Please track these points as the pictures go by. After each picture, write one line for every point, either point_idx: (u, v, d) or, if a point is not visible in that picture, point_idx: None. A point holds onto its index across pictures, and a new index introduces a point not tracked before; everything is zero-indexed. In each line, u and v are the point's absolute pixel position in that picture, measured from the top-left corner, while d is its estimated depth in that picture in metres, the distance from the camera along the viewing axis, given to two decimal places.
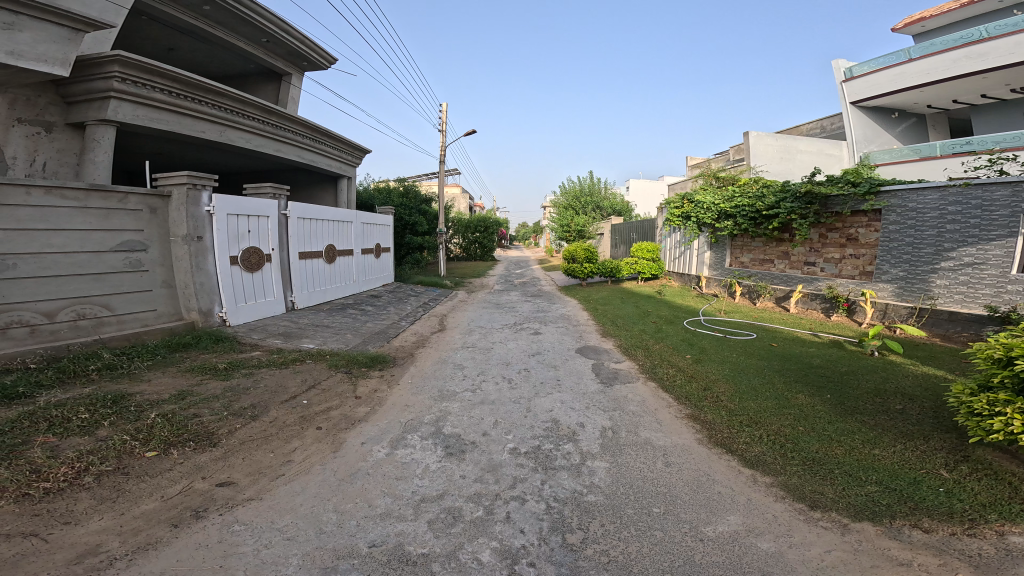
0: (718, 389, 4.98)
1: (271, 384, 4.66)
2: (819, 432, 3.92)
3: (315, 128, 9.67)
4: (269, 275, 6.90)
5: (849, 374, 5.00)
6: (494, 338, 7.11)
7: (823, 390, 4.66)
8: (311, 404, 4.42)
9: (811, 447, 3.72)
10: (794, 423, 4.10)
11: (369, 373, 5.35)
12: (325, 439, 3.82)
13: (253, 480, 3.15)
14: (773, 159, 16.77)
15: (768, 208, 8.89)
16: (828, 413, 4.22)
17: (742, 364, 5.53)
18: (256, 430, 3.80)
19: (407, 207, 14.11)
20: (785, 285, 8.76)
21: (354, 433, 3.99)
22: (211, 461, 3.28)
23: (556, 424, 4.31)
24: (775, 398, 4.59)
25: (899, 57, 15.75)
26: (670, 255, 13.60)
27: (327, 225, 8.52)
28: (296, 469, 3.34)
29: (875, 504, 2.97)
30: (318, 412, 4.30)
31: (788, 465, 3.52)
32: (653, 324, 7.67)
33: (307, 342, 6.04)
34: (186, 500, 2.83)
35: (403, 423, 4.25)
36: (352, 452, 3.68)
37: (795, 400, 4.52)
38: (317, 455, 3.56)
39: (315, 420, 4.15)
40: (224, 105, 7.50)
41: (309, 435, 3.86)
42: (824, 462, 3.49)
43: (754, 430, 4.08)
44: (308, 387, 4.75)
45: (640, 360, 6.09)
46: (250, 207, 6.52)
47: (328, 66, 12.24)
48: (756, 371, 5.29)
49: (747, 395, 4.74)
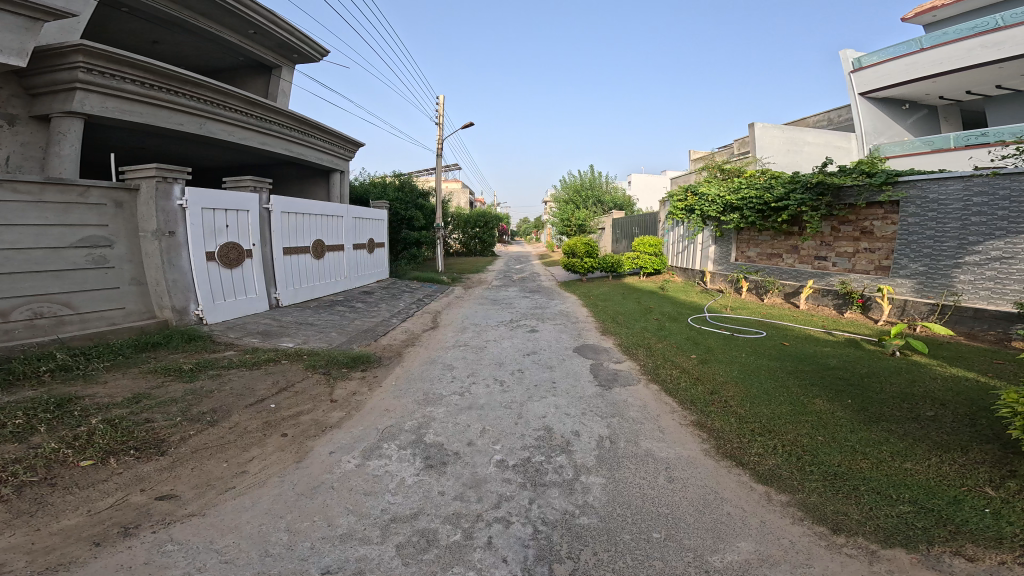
0: (725, 392, 4.62)
1: (240, 385, 4.34)
2: (841, 443, 3.54)
3: (303, 120, 9.30)
4: (251, 271, 6.53)
5: (871, 376, 4.61)
6: (488, 336, 6.77)
7: (842, 395, 4.28)
8: (280, 408, 4.10)
9: (832, 461, 3.34)
10: (812, 433, 3.72)
11: (350, 374, 5.00)
12: (289, 447, 3.54)
13: (198, 493, 2.93)
14: (780, 151, 16.28)
15: (776, 200, 8.45)
16: (850, 420, 3.84)
17: (751, 365, 5.15)
18: (212, 436, 3.53)
19: (402, 200, 13.67)
20: (795, 280, 8.38)
21: (322, 441, 3.69)
22: (154, 472, 3.06)
23: (549, 432, 3.94)
24: (791, 404, 4.21)
25: (910, 47, 15.27)
26: (673, 249, 13.18)
27: (315, 219, 8.14)
28: (249, 482, 3.10)
29: (909, 527, 2.61)
30: (287, 416, 3.98)
31: (806, 481, 3.16)
32: (655, 322, 7.28)
33: (287, 340, 5.71)
34: (116, 514, 2.64)
35: (380, 430, 3.92)
36: (317, 462, 3.40)
37: (813, 405, 4.14)
38: (276, 465, 3.31)
39: (282, 424, 3.85)
40: (203, 97, 7.14)
41: (272, 443, 3.57)
42: (849, 478, 3.12)
43: (769, 439, 3.72)
44: (280, 389, 4.43)
45: (642, 360, 5.74)
46: (228, 200, 6.14)
47: (319, 58, 11.83)
48: (767, 373, 4.90)
49: (758, 400, 4.37)
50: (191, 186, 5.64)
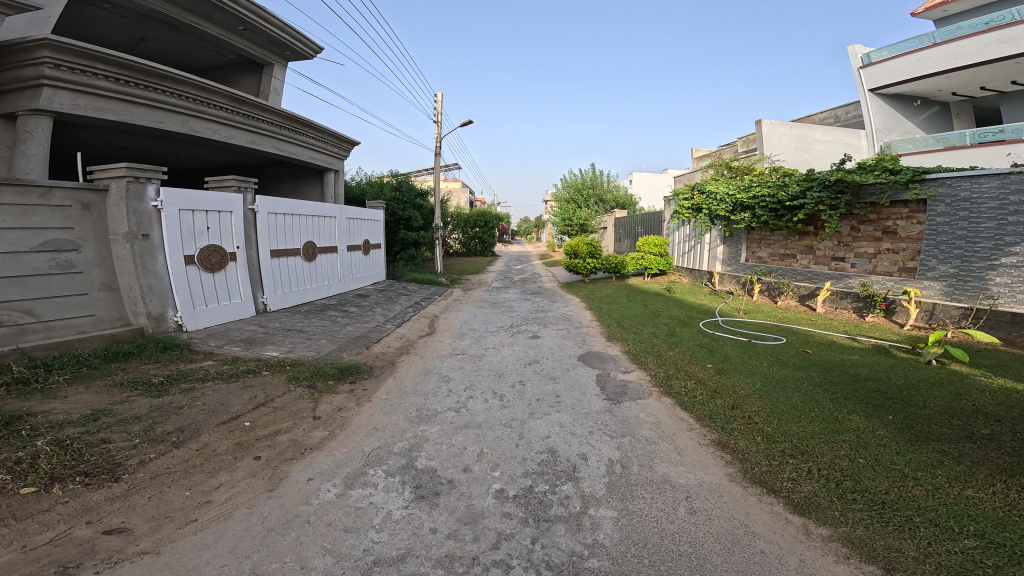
0: (749, 407, 4.21)
1: (214, 400, 3.96)
2: (886, 466, 3.15)
3: (294, 117, 8.91)
4: (235, 275, 6.16)
5: (909, 389, 4.20)
6: (487, 343, 6.36)
7: (880, 410, 3.88)
8: (255, 426, 3.71)
9: (878, 487, 2.96)
10: (851, 455, 3.33)
11: (337, 388, 4.61)
12: (261, 473, 3.15)
13: (153, 527, 2.56)
14: (788, 149, 15.83)
15: (791, 198, 8.02)
16: (894, 440, 3.44)
17: (774, 376, 4.75)
18: (176, 460, 3.16)
19: (400, 200, 13.28)
20: (810, 282, 7.97)
21: (300, 465, 3.30)
22: (105, 501, 2.69)
23: (553, 456, 3.55)
24: (824, 421, 3.81)
25: (922, 41, 14.80)
26: (678, 249, 12.77)
27: (305, 220, 7.75)
28: (214, 513, 2.72)
29: (977, 565, 2.25)
30: (262, 436, 3.60)
31: (849, 511, 2.79)
32: (665, 327, 6.88)
33: (271, 349, 5.32)
34: (55, 552, 2.29)
35: (365, 453, 3.53)
36: (293, 490, 3.02)
37: (849, 423, 3.74)
38: (246, 494, 2.93)
39: (256, 446, 3.47)
40: (184, 94, 6.78)
41: (243, 467, 3.19)
42: (900, 508, 2.74)
43: (802, 462, 3.34)
44: (258, 404, 4.04)
45: (652, 370, 5.32)
46: (208, 201, 5.77)
47: (312, 56, 11.45)
48: (793, 385, 4.50)
49: (786, 416, 3.98)
50: (166, 186, 5.27)
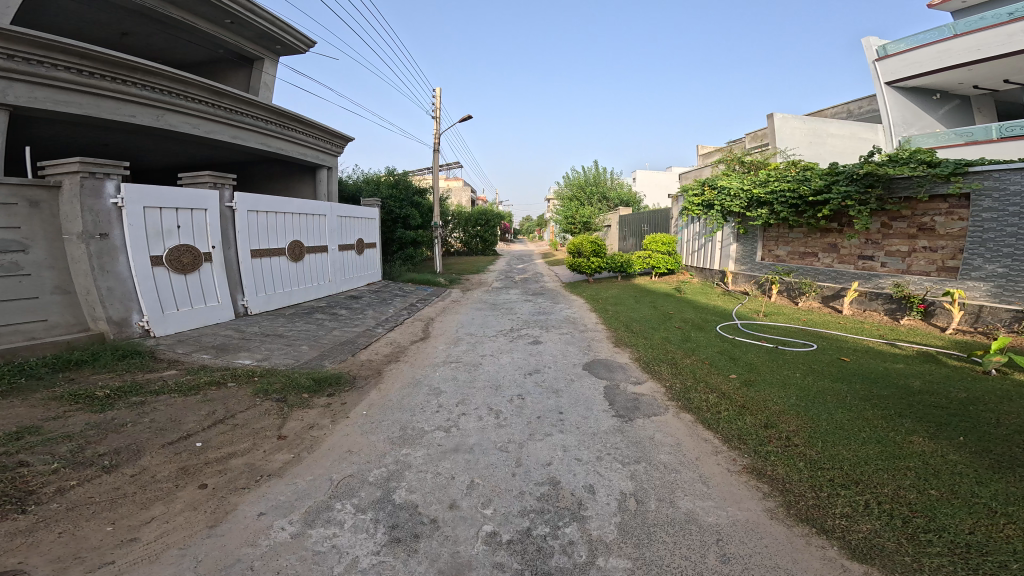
0: (785, 425, 3.67)
1: (164, 416, 3.51)
2: (965, 500, 2.64)
3: (282, 111, 8.43)
4: (210, 277, 5.67)
5: (976, 404, 3.65)
6: (484, 349, 5.82)
7: (947, 430, 3.34)
8: (207, 447, 3.29)
9: (959, 526, 2.45)
10: (918, 486, 2.82)
11: (312, 402, 4.12)
12: (203, 505, 2.70)
13: (57, 570, 2.11)
14: (803, 142, 15.08)
15: (815, 193, 7.40)
16: (973, 467, 2.91)
17: (811, 389, 4.19)
18: (104, 488, 2.71)
19: (396, 198, 12.78)
20: (834, 282, 7.39)
21: (252, 496, 2.84)
22: (4, 539, 2.24)
23: (555, 489, 3.03)
24: (880, 443, 3.28)
25: (942, 33, 14.18)
26: (687, 248, 12.20)
27: (291, 218, 7.26)
28: (136, 555, 2.26)
29: None
30: (213, 460, 3.16)
31: (923, 556, 2.28)
32: (678, 331, 6.35)
33: (245, 357, 4.84)
34: None
35: (333, 482, 3.06)
36: (238, 527, 2.54)
37: (911, 446, 3.21)
38: (180, 531, 2.47)
39: (203, 472, 3.02)
40: (157, 86, 6.36)
41: (183, 498, 2.74)
42: (992, 552, 2.24)
43: (858, 494, 2.83)
44: (215, 421, 3.60)
45: (667, 381, 4.76)
46: (180, 198, 5.30)
47: (305, 50, 10.97)
48: (834, 399, 3.96)
49: (830, 437, 3.44)
50: (130, 183, 4.81)
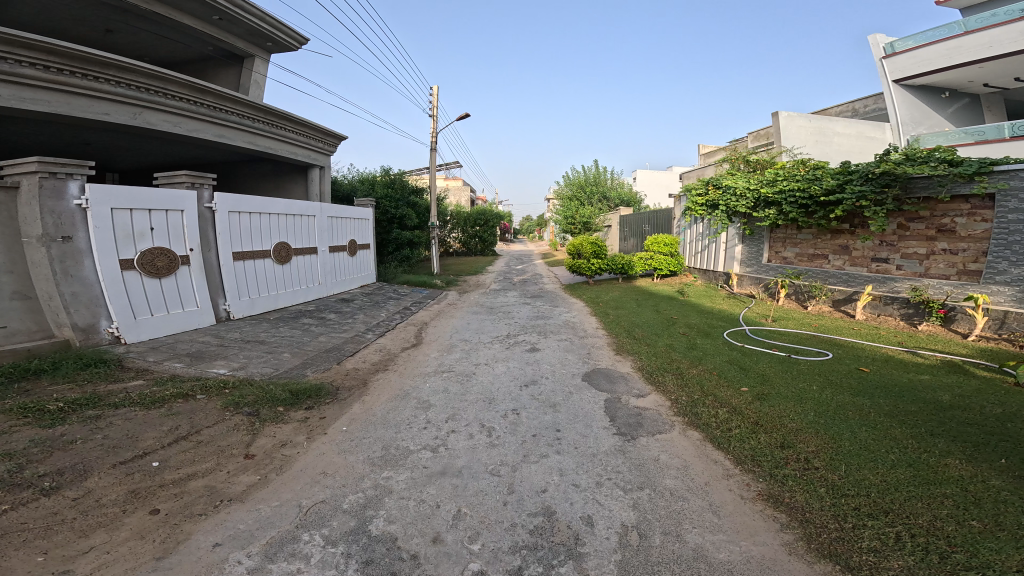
0: (804, 446, 3.34)
1: (120, 432, 3.24)
2: (1013, 533, 2.32)
3: (270, 109, 8.13)
4: (188, 281, 5.38)
5: (1015, 421, 3.32)
6: (478, 358, 5.51)
7: (986, 451, 3.02)
8: (165, 466, 3.02)
9: (1008, 564, 2.14)
10: (956, 515, 2.50)
11: (288, 416, 3.83)
12: (151, 534, 2.43)
13: None
14: (810, 141, 14.66)
15: (826, 193, 7.06)
16: (1019, 495, 2.59)
17: (829, 404, 3.86)
18: (40, 513, 2.44)
19: (392, 198, 12.45)
20: (846, 285, 7.06)
21: (208, 524, 2.56)
22: None
23: (550, 520, 2.71)
24: (913, 465, 2.96)
25: (952, 29, 13.82)
26: (690, 249, 11.88)
27: (277, 219, 6.95)
28: None
29: None
30: (169, 482, 2.89)
31: None
32: (682, 337, 6.04)
33: (220, 366, 4.54)
34: None
35: (301, 508, 2.77)
36: (187, 562, 2.26)
37: (947, 470, 2.88)
38: (120, 565, 2.20)
39: (157, 495, 2.75)
40: (133, 83, 6.11)
41: (130, 525, 2.47)
42: None
43: (887, 525, 2.51)
44: (178, 438, 3.33)
45: (672, 394, 4.43)
46: (153, 199, 5.00)
47: (298, 48, 10.65)
48: (857, 415, 3.63)
49: (855, 459, 3.12)
50: (97, 184, 4.55)
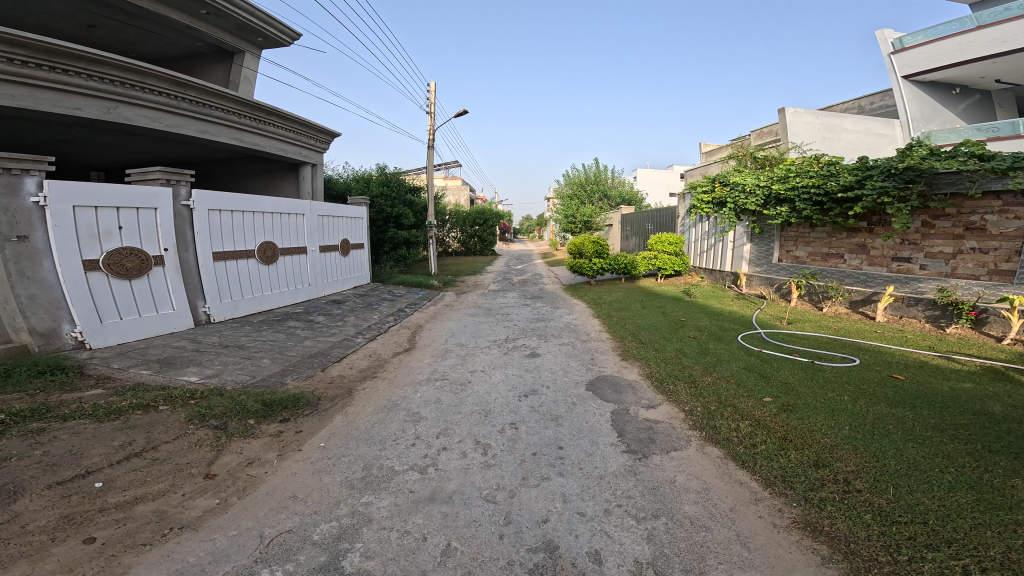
0: (841, 465, 2.97)
1: (63, 449, 2.91)
2: None
3: (257, 104, 7.75)
4: (162, 282, 5.02)
5: None
6: (474, 364, 5.13)
7: None
8: (110, 488, 2.69)
9: None
10: None
11: (260, 430, 3.47)
12: (79, 569, 2.10)
13: None
14: (818, 138, 14.19)
15: (843, 189, 6.67)
16: None
17: (866, 416, 3.48)
18: None
19: (387, 196, 12.08)
20: (864, 286, 6.68)
21: (148, 557, 2.23)
22: None
23: (554, 557, 2.33)
24: (973, 488, 2.58)
25: (964, 24, 13.42)
26: (695, 248, 11.53)
27: (263, 218, 6.58)
28: None
29: None
30: (112, 506, 2.56)
31: None
32: (691, 341, 5.67)
33: (192, 374, 4.18)
34: None
35: (262, 538, 2.42)
36: None
37: (1014, 493, 2.50)
38: None
39: (95, 521, 2.43)
40: (107, 76, 5.74)
41: (57, 556, 2.15)
42: None
43: (953, 559, 2.13)
44: (129, 454, 3.00)
45: (686, 405, 4.05)
46: (123, 196, 4.65)
47: (289, 43, 10.24)
48: (898, 430, 3.25)
49: (904, 481, 2.73)
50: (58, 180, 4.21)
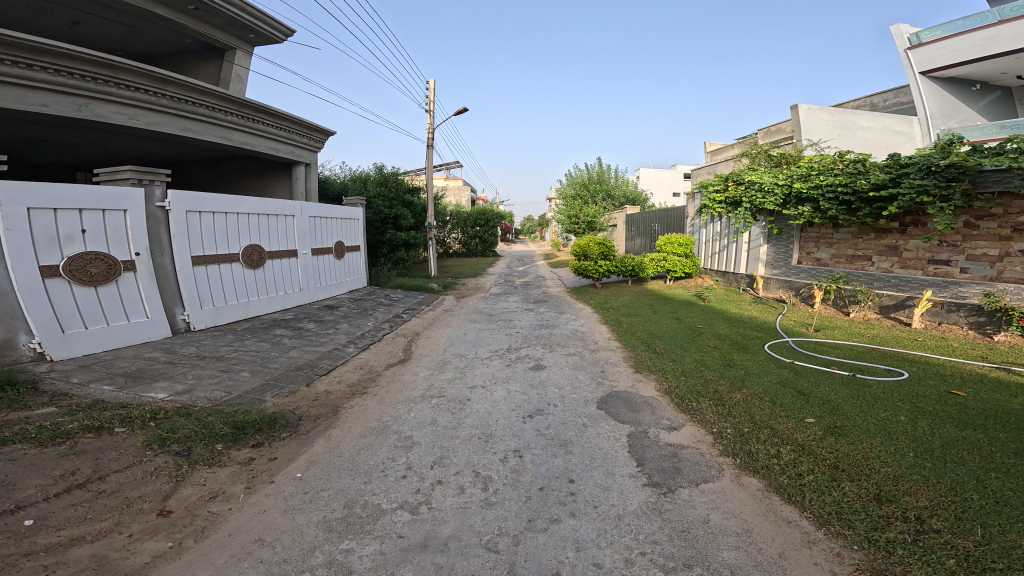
0: (910, 499, 2.51)
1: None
2: None
3: (245, 101, 7.35)
4: (133, 289, 4.61)
5: None
6: (474, 378, 4.66)
7: None
8: (41, 527, 2.25)
9: None
10: None
11: (230, 458, 3.02)
12: None
13: None
14: (833, 136, 13.69)
15: (873, 188, 6.19)
16: None
17: (932, 441, 3.00)
18: None
19: (385, 197, 11.66)
20: (897, 290, 6.19)
21: None
22: None
23: None
24: None
25: (986, 19, 12.91)
26: (705, 249, 11.05)
27: (248, 220, 6.16)
28: None
29: None
30: (38, 551, 2.11)
31: None
32: (710, 351, 5.20)
33: (161, 389, 3.75)
34: None
35: None
36: None
37: None
38: None
39: (14, 571, 1.99)
40: (77, 71, 5.36)
41: None
42: None
43: None
44: (72, 485, 2.56)
45: (714, 426, 3.58)
46: (87, 196, 4.26)
47: (282, 39, 9.84)
48: (975, 458, 2.77)
49: (997, 521, 2.26)
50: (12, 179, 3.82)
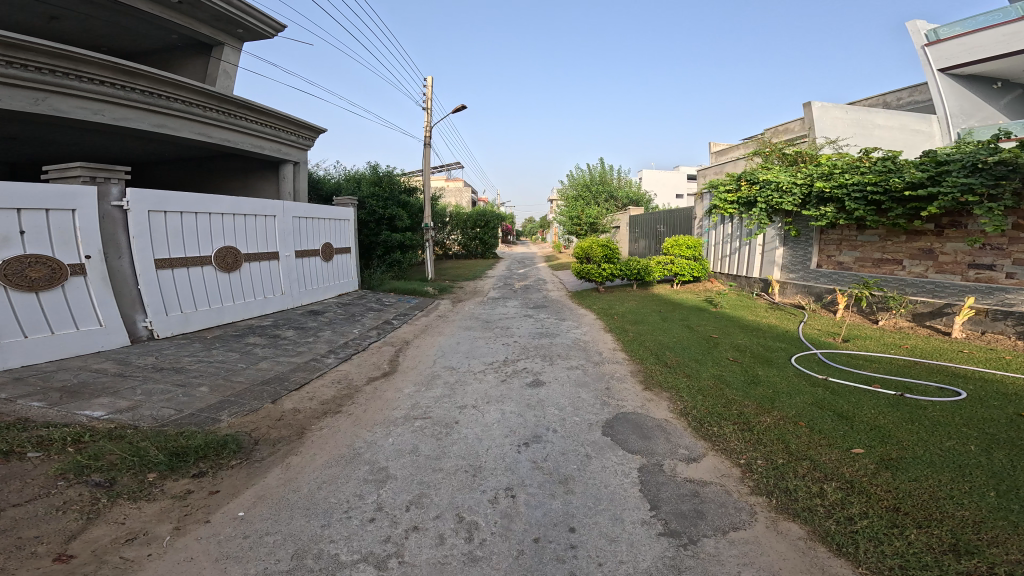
0: (1000, 552, 1.98)
1: None
2: None
3: (224, 96, 6.91)
4: (83, 294, 4.16)
5: None
6: (463, 397, 4.14)
7: None
8: None
9: None
10: None
11: (161, 492, 2.52)
12: None
13: None
14: (847, 134, 13.12)
15: (907, 188, 5.65)
16: None
17: (1015, 479, 2.46)
18: None
19: (380, 197, 11.19)
20: (932, 297, 5.65)
21: None
22: None
23: None
24: None
25: (1008, 14, 12.34)
26: (715, 252, 10.50)
27: (222, 221, 5.71)
28: None
29: None
30: None
31: None
32: (727, 365, 4.66)
33: (101, 407, 3.26)
34: None
35: None
36: None
37: None
38: None
39: None
40: (33, 63, 4.92)
41: None
42: None
43: None
44: None
45: (741, 456, 3.05)
46: (28, 193, 3.83)
47: (272, 35, 9.40)
48: None
49: None
50: None
